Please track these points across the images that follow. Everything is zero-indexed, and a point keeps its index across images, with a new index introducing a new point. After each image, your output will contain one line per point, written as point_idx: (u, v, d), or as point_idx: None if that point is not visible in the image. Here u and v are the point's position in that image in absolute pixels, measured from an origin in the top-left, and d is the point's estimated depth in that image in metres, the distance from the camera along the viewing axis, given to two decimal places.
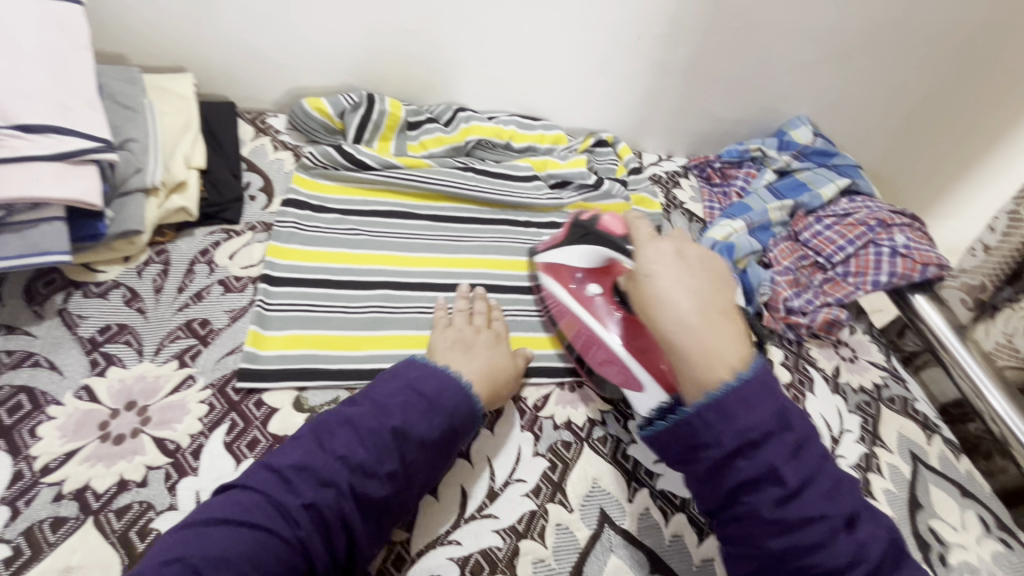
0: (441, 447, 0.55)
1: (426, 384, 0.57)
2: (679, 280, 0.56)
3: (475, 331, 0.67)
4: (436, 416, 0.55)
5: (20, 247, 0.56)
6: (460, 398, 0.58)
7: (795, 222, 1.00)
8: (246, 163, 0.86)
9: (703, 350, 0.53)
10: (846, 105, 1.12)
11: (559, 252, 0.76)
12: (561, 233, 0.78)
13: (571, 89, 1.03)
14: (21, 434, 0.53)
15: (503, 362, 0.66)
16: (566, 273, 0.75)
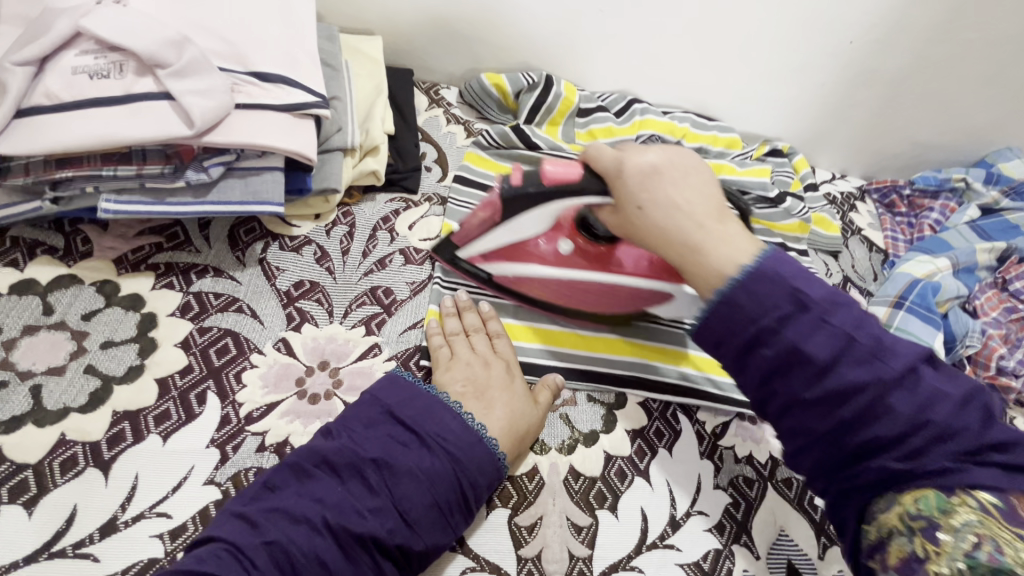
0: (448, 483, 0.46)
1: (407, 407, 0.48)
2: (681, 190, 0.50)
3: (471, 363, 0.56)
4: (427, 445, 0.46)
5: (242, 194, 0.57)
6: (463, 426, 0.48)
7: (1005, 267, 0.87)
8: (421, 133, 0.85)
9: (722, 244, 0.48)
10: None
11: (496, 238, 0.61)
12: (483, 211, 0.58)
13: (754, 91, 0.95)
14: (228, 378, 0.53)
15: (524, 401, 0.54)
16: (526, 248, 0.63)
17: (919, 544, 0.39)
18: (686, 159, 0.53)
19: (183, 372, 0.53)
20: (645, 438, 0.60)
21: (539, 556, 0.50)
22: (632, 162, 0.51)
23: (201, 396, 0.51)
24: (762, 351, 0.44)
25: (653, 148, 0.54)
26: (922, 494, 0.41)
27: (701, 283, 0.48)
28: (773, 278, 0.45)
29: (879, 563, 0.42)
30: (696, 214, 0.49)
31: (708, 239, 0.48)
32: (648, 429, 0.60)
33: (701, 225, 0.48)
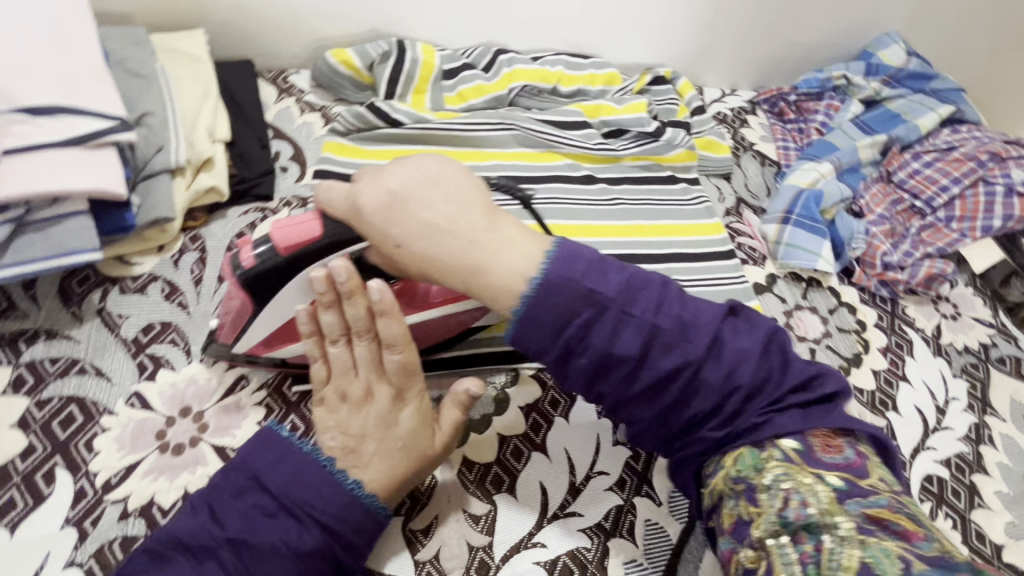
0: (320, 553, 0.44)
1: (274, 471, 0.46)
2: (430, 211, 0.46)
3: (346, 389, 0.51)
4: (294, 515, 0.44)
5: (46, 248, 0.51)
6: (336, 488, 0.46)
7: (888, 159, 0.88)
8: (273, 130, 0.78)
9: (512, 271, 0.45)
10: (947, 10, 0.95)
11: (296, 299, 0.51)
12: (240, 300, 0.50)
13: (623, 19, 0.90)
14: (77, 448, 0.49)
15: (409, 437, 0.49)
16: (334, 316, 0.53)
17: (744, 507, 0.43)
18: (429, 170, 0.48)
19: (25, 454, 0.49)
20: (540, 410, 0.59)
21: (437, 556, 0.49)
22: (366, 197, 0.46)
23: (49, 475, 0.48)
24: (661, 362, 0.44)
25: (413, 166, 0.48)
26: (739, 454, 0.44)
27: (568, 343, 0.44)
28: (561, 283, 0.44)
29: (717, 523, 0.45)
30: (472, 243, 0.46)
31: (486, 260, 0.45)
32: (543, 400, 0.60)
33: (472, 246, 0.46)
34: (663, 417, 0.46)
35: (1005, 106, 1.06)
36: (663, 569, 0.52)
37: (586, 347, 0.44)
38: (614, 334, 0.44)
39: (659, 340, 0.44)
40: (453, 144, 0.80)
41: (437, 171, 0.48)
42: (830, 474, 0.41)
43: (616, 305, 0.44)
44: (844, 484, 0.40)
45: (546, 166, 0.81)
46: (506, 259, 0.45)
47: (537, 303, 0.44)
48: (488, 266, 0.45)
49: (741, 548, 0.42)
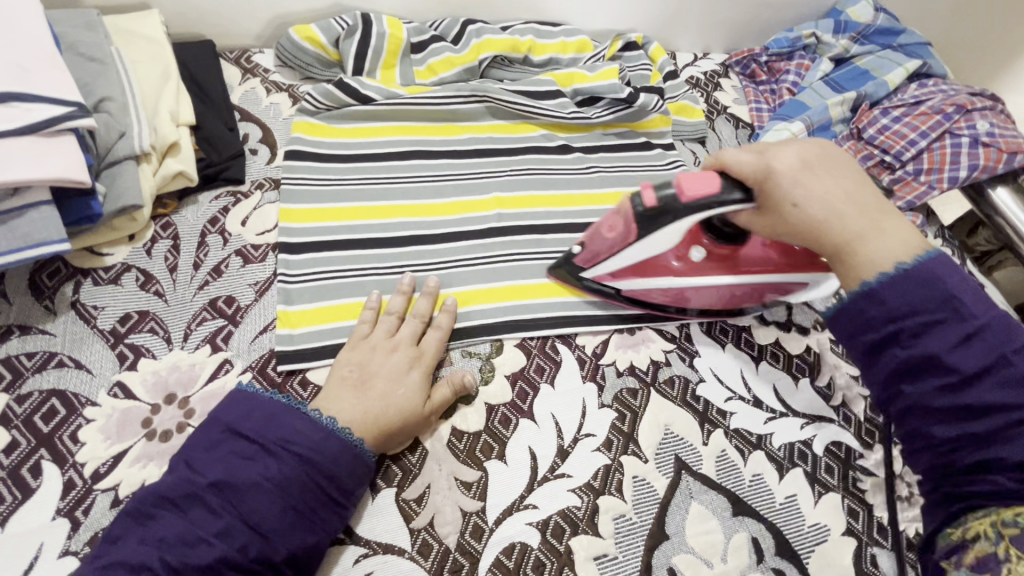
0: (301, 485, 0.46)
1: (248, 420, 0.48)
2: (823, 185, 0.51)
3: (376, 352, 0.56)
4: (273, 452, 0.47)
5: (10, 240, 0.49)
6: (310, 425, 0.48)
7: (858, 116, 0.88)
8: (239, 112, 0.76)
9: (895, 250, 0.48)
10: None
11: (615, 258, 0.61)
12: (615, 237, 0.59)
13: None
14: (62, 441, 0.49)
15: (410, 394, 0.53)
16: (656, 265, 0.62)
17: (1005, 548, 0.42)
18: (827, 151, 0.54)
19: (8, 449, 0.48)
20: (526, 378, 0.60)
21: (431, 523, 0.50)
22: (779, 164, 0.51)
23: (35, 469, 0.48)
24: (898, 351, 0.46)
25: (795, 148, 0.53)
26: (1020, 510, 0.42)
27: (893, 331, 0.46)
28: (927, 280, 0.45)
29: (953, 562, 0.46)
30: (849, 217, 0.50)
31: (858, 236, 0.49)
32: (528, 368, 0.61)
33: (864, 213, 0.50)
34: (960, 447, 0.44)
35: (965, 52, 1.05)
36: (652, 522, 0.54)
37: (912, 334, 0.45)
38: (955, 341, 0.44)
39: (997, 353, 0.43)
40: (426, 120, 0.79)
41: (839, 154, 0.53)
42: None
43: (874, 293, 0.47)
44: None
45: (521, 138, 0.81)
46: (884, 243, 0.48)
47: (887, 287, 0.47)
48: (864, 241, 0.49)
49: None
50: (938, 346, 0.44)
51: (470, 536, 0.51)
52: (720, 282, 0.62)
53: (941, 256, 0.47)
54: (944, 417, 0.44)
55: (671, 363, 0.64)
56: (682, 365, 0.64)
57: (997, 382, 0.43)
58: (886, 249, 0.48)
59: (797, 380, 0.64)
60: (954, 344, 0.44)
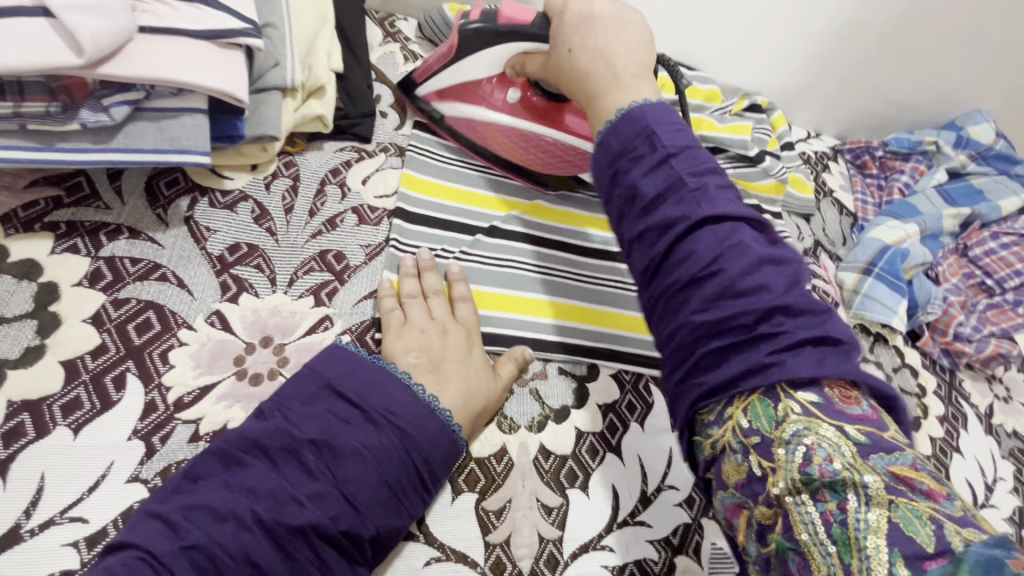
0: (396, 460, 0.43)
1: (351, 380, 0.45)
2: (590, 41, 0.54)
3: (430, 335, 0.52)
4: (374, 420, 0.43)
5: (157, 140, 0.47)
6: (414, 400, 0.45)
7: (968, 233, 0.88)
8: (375, 71, 0.75)
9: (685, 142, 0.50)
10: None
11: (453, 70, 0.64)
12: (445, 47, 0.63)
13: (738, 39, 0.90)
14: (152, 358, 0.46)
15: (481, 376, 0.51)
16: (473, 91, 0.66)
17: (756, 461, 0.37)
18: (622, 19, 0.55)
19: (95, 352, 0.45)
20: (616, 412, 0.58)
21: (508, 542, 0.48)
22: (573, 7, 0.56)
23: (119, 381, 0.44)
24: (704, 276, 0.40)
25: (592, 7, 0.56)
26: (752, 403, 0.38)
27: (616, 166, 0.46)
28: (653, 141, 0.46)
29: (718, 478, 0.40)
30: (592, 76, 0.53)
31: (603, 92, 0.52)
32: (620, 402, 0.58)
33: (614, 74, 0.52)
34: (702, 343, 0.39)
35: None
36: None
37: (653, 201, 0.43)
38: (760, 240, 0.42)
39: (783, 308, 0.38)
40: None
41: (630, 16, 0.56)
42: (851, 426, 0.36)
43: (608, 140, 0.48)
44: (867, 439, 0.35)
45: None
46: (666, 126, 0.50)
47: (612, 131, 0.48)
48: (604, 99, 0.51)
49: (752, 505, 0.37)
50: (742, 264, 0.40)
51: (544, 565, 0.48)
52: (530, 126, 0.65)
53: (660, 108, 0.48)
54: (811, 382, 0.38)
55: None
56: None
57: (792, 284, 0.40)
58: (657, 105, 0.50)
59: None
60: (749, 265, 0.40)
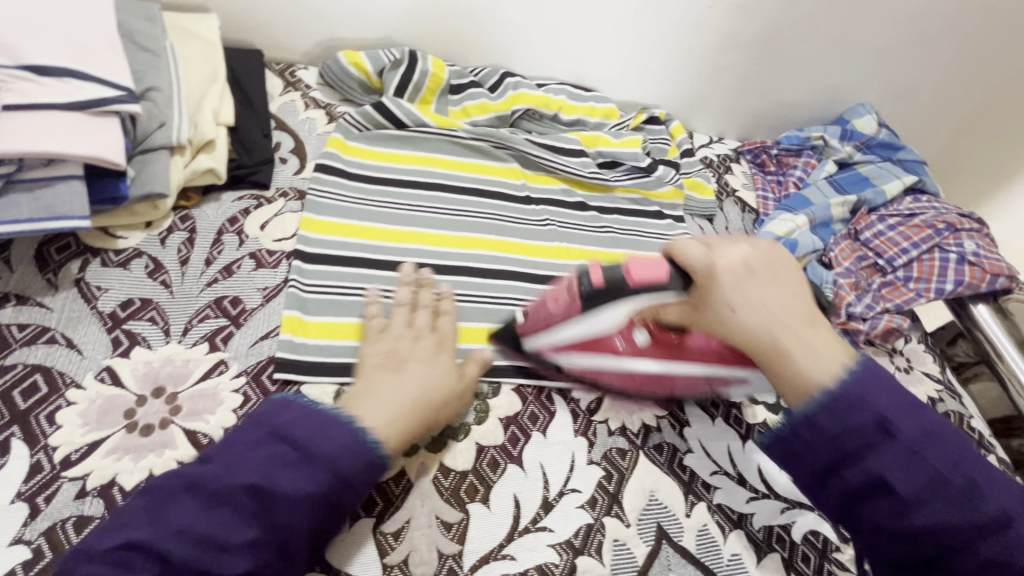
0: (331, 496, 0.45)
1: (295, 426, 0.47)
2: (770, 299, 0.54)
3: (398, 342, 0.57)
4: (314, 466, 0.45)
5: (31, 209, 0.49)
6: (349, 438, 0.47)
7: (857, 219, 0.94)
8: (275, 121, 0.78)
9: (821, 362, 0.51)
10: (928, 89, 1.03)
11: (580, 326, 0.59)
12: (552, 298, 0.60)
13: (628, 58, 0.96)
14: (38, 421, 0.48)
15: (444, 375, 0.56)
16: (601, 342, 0.61)
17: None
18: (776, 256, 0.57)
19: None
20: (519, 423, 0.60)
21: (406, 561, 0.50)
22: (723, 264, 0.55)
23: (4, 446, 0.46)
24: (845, 474, 0.48)
25: (745, 250, 0.56)
26: None
27: (767, 432, 0.52)
28: (856, 398, 0.49)
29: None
30: (785, 330, 0.53)
31: (793, 348, 0.52)
32: (523, 414, 0.61)
33: (780, 343, 0.53)
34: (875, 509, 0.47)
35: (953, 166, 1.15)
36: None
37: (813, 422, 0.49)
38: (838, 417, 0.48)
39: (859, 431, 0.48)
40: (457, 155, 0.82)
41: (783, 256, 0.57)
42: None
43: (812, 419, 0.49)
44: None
45: (544, 189, 0.84)
46: (811, 349, 0.52)
47: (825, 412, 0.49)
48: (792, 359, 0.52)
49: None
50: (910, 483, 0.46)
51: None
52: (675, 368, 0.62)
53: (869, 366, 0.51)
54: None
55: (662, 430, 0.64)
56: (672, 432, 0.65)
57: (892, 445, 0.47)
58: (819, 364, 0.51)
59: None
60: (863, 433, 0.48)
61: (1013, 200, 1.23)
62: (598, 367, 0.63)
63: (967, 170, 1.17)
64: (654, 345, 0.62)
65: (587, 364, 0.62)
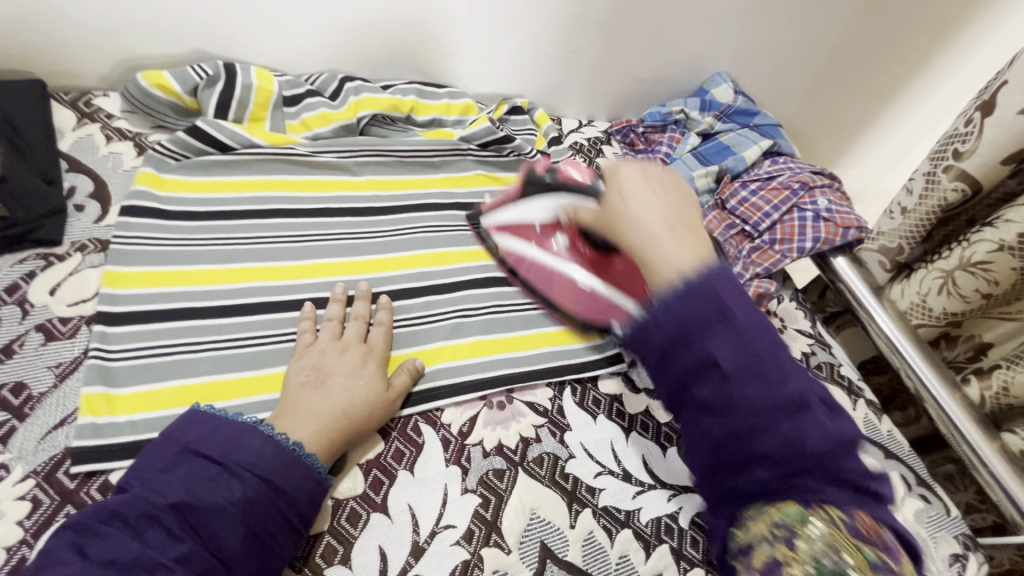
0: (219, 538, 0.41)
1: (229, 450, 0.45)
2: (650, 203, 0.55)
3: (340, 358, 0.57)
4: (239, 489, 0.43)
5: None
6: (279, 452, 0.46)
7: (721, 188, 0.96)
8: (67, 161, 0.67)
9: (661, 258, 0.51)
10: (774, 53, 1.06)
11: (516, 210, 0.73)
12: (513, 193, 0.76)
13: (478, 49, 0.91)
14: None
15: (374, 385, 0.55)
16: (528, 229, 0.72)
17: (782, 550, 0.43)
18: (682, 190, 0.59)
19: None
20: (382, 465, 0.55)
21: None
22: (630, 186, 0.57)
23: None
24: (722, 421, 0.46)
25: (661, 172, 0.59)
26: (786, 507, 0.44)
27: (681, 333, 0.46)
28: (704, 289, 0.47)
29: (743, 563, 0.46)
30: (642, 240, 0.53)
31: (651, 256, 0.52)
32: (385, 453, 0.56)
33: (649, 235, 0.53)
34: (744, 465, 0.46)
35: (805, 123, 1.22)
36: None
37: (732, 375, 0.45)
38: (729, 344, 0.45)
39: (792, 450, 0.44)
40: (297, 173, 0.75)
41: (678, 194, 0.58)
42: (870, 550, 0.42)
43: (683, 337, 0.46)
44: (881, 562, 0.41)
45: (403, 195, 0.79)
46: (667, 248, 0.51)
47: (661, 310, 0.47)
48: (651, 252, 0.52)
49: None
50: (813, 444, 0.44)
51: None
52: (576, 271, 0.69)
53: (726, 275, 0.49)
54: (154, 538, 0.40)
55: (541, 440, 0.62)
56: (552, 440, 0.62)
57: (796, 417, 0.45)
58: (684, 258, 0.50)
59: (665, 450, 0.65)
60: (762, 418, 0.45)
61: (871, 145, 1.30)
62: (540, 272, 0.71)
63: (824, 122, 1.23)
64: (573, 246, 0.68)
65: (544, 259, 0.71)
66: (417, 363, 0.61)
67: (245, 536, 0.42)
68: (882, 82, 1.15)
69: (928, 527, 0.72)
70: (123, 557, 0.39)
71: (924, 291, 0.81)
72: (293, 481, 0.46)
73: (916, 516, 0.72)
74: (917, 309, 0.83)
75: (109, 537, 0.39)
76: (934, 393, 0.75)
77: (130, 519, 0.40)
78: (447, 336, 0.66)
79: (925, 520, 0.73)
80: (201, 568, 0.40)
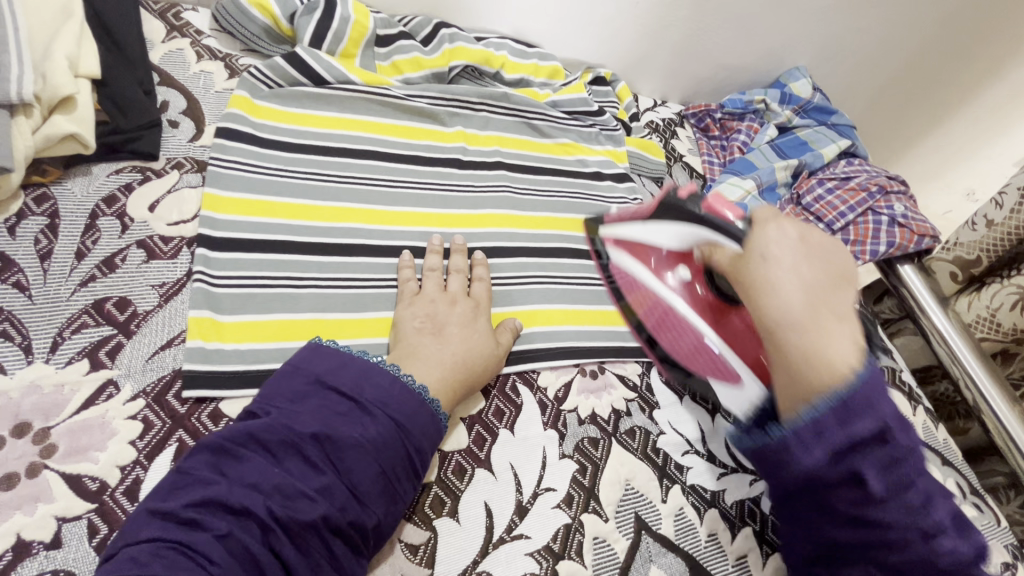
0: (353, 473, 0.40)
1: (358, 386, 0.43)
2: (800, 269, 0.47)
3: (449, 310, 0.55)
4: (371, 423, 0.42)
5: None
6: (406, 392, 0.44)
7: (799, 182, 0.95)
8: (158, 74, 0.64)
9: (823, 353, 0.42)
10: (858, 51, 1.04)
11: (641, 228, 0.66)
12: (648, 205, 0.66)
13: (571, 11, 0.88)
14: None
15: (485, 340, 0.54)
16: (646, 250, 0.67)
17: None
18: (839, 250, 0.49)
19: None
20: (484, 422, 0.54)
21: None
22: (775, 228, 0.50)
23: None
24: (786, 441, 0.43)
25: (806, 244, 0.49)
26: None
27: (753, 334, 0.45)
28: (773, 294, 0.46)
29: None
30: (803, 315, 0.44)
31: (802, 354, 0.43)
32: (487, 411, 0.55)
33: (792, 321, 0.45)
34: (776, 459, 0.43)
35: (870, 126, 1.21)
36: None
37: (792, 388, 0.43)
38: (798, 358, 0.43)
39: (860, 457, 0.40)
40: (390, 115, 0.71)
41: (839, 256, 0.49)
42: None
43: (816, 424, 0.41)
44: None
45: (492, 151, 0.76)
46: (840, 334, 0.43)
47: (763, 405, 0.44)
48: (801, 343, 0.44)
49: None
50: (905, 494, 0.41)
51: None
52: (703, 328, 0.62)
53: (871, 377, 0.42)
54: (295, 466, 0.39)
55: (632, 414, 0.61)
56: (643, 415, 0.61)
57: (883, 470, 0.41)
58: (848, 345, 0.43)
59: None
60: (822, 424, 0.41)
61: None
62: (627, 276, 0.68)
63: (883, 133, 1.23)
64: (694, 283, 0.63)
65: (632, 271, 0.68)
66: (515, 321, 0.60)
67: (378, 475, 0.40)
68: (955, 93, 1.14)
69: (982, 534, 0.73)
70: (264, 481, 0.37)
71: (995, 306, 0.82)
72: (420, 424, 0.44)
73: (971, 523, 0.73)
74: (983, 322, 0.84)
75: (247, 461, 0.38)
76: (993, 407, 0.74)
77: (269, 444, 0.39)
78: (541, 299, 0.65)
79: (978, 527, 0.73)
80: (340, 502, 0.39)
